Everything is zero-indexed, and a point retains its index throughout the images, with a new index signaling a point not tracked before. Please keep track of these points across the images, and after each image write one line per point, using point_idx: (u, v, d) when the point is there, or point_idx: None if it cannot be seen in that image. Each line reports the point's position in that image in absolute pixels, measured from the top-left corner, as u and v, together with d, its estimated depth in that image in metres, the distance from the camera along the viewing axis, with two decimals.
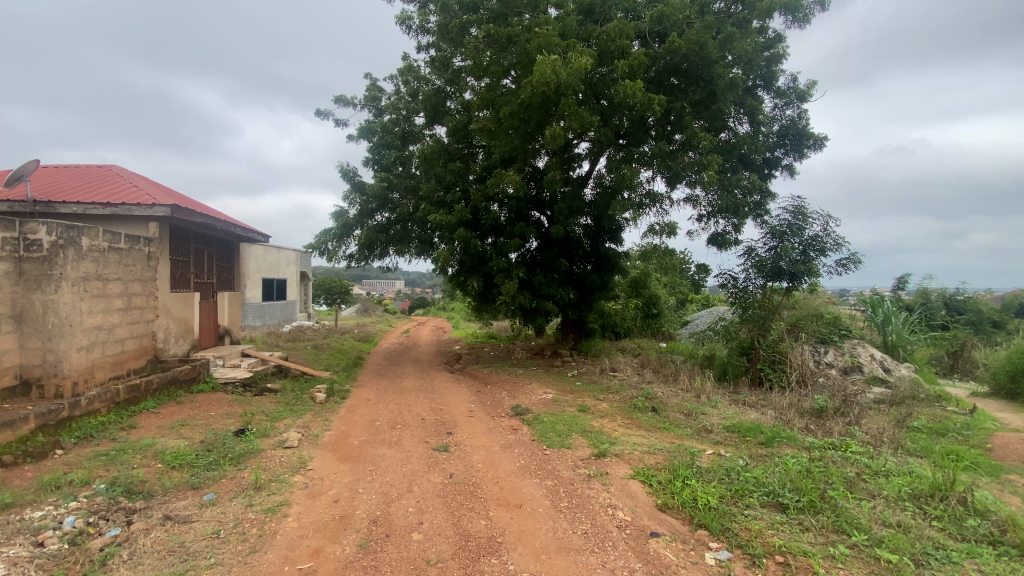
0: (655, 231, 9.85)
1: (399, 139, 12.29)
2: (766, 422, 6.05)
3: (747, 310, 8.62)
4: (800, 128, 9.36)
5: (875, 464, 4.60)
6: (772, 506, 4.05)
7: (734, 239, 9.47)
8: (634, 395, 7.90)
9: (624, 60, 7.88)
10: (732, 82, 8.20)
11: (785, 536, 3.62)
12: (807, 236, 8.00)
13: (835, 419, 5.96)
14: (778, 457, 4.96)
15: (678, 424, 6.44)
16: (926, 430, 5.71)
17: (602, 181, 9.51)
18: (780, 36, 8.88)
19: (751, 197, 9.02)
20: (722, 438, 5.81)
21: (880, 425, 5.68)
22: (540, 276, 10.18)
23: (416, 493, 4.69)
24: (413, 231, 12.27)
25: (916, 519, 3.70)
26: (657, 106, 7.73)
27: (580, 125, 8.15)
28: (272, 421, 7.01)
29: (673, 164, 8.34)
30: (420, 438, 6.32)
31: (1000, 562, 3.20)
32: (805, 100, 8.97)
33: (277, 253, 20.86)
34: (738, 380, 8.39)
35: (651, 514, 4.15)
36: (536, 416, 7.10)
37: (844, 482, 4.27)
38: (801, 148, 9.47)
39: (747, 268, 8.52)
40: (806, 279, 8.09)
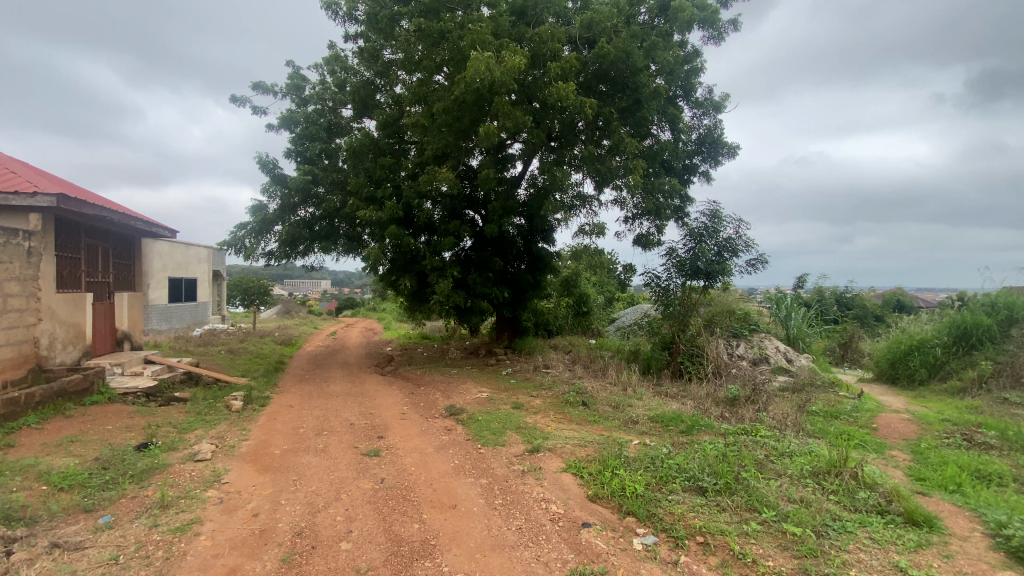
0: (585, 231, 10.14)
1: (324, 130, 11.75)
2: (686, 412, 6.44)
3: (669, 307, 9.14)
4: (716, 136, 10.02)
5: (781, 446, 5.02)
6: (693, 489, 4.31)
7: (658, 240, 9.97)
8: (565, 390, 8.09)
9: (556, 63, 8.03)
10: (656, 91, 8.62)
11: (705, 518, 3.86)
12: (721, 237, 8.62)
13: (746, 406, 6.46)
14: (697, 444, 5.29)
15: (607, 417, 6.69)
16: (823, 414, 6.35)
17: (536, 182, 9.64)
18: (698, 50, 9.46)
19: (673, 201, 9.53)
20: (648, 428, 6.11)
21: (784, 410, 6.22)
22: (474, 275, 10.12)
23: (345, 500, 4.49)
24: (340, 228, 11.76)
25: (816, 494, 4.08)
26: (586, 111, 7.96)
27: (513, 125, 8.22)
28: (182, 433, 6.42)
29: (602, 167, 8.62)
30: (349, 443, 6.07)
31: (887, 530, 3.59)
32: (720, 111, 9.65)
33: (187, 251, 19.17)
34: (661, 373, 8.86)
35: (583, 504, 4.27)
36: (471, 415, 7.06)
37: (755, 464, 4.62)
38: (717, 156, 10.15)
39: (668, 267, 9.04)
40: (720, 278, 8.71)
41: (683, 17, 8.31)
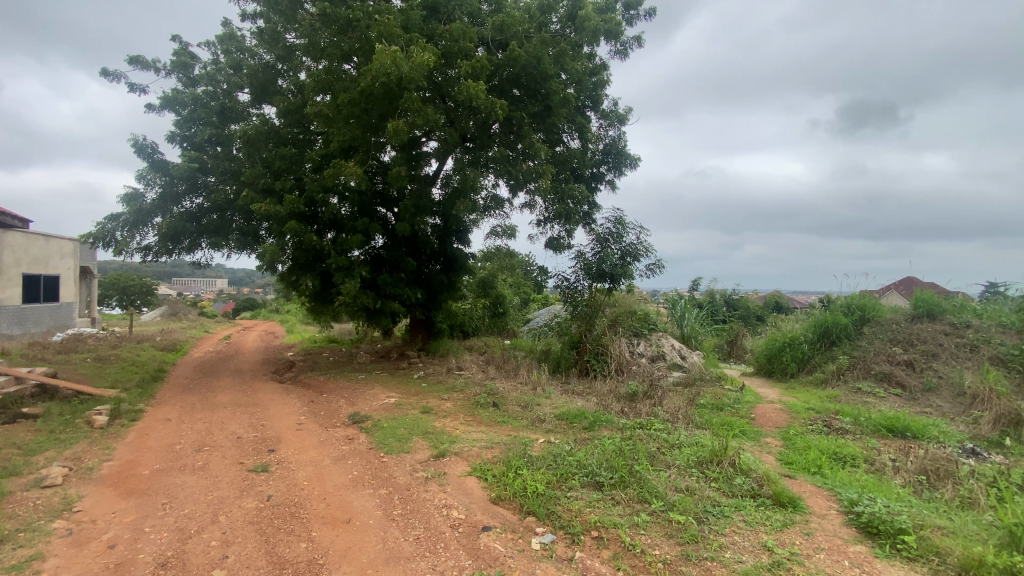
0: (497, 233, 10.17)
1: (216, 115, 10.71)
2: (590, 409, 6.66)
3: (577, 308, 9.44)
4: (620, 147, 10.52)
5: (671, 438, 5.33)
6: (591, 485, 4.44)
7: (568, 244, 10.24)
8: (476, 392, 8.04)
9: (468, 63, 7.97)
10: (564, 99, 8.84)
11: (600, 512, 3.98)
12: (625, 242, 9.06)
13: (644, 401, 6.81)
14: (598, 439, 5.47)
15: (516, 417, 6.73)
16: (710, 406, 6.86)
17: (449, 181, 9.49)
18: (605, 63, 9.87)
19: (582, 206, 9.85)
20: (554, 425, 6.24)
21: (677, 403, 6.65)
22: (384, 276, 9.72)
23: (223, 523, 4.06)
24: (234, 222, 10.76)
25: (699, 483, 4.36)
26: (498, 113, 7.96)
27: (424, 122, 8.01)
28: (27, 455, 5.47)
29: (513, 170, 8.66)
30: (234, 459, 5.53)
31: (759, 512, 3.90)
32: (624, 123, 10.14)
33: (47, 244, 16.59)
34: (570, 372, 9.12)
35: (484, 508, 4.22)
36: (376, 422, 6.76)
37: (648, 457, 4.86)
38: (621, 166, 10.62)
39: (577, 269, 9.32)
40: (623, 280, 9.17)
41: (590, 30, 8.64)
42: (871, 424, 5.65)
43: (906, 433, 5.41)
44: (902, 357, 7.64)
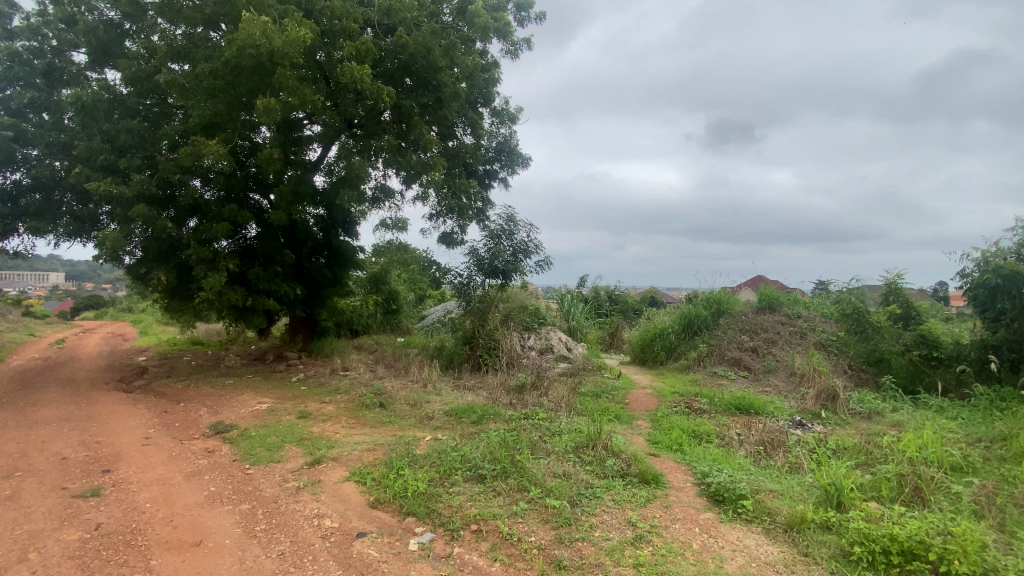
0: (387, 226, 9.78)
1: (41, 76, 8.96)
2: (479, 403, 6.67)
3: (469, 303, 9.42)
4: (512, 146, 10.57)
5: (553, 427, 5.42)
6: (473, 478, 4.34)
7: (460, 239, 10.16)
8: (362, 393, 7.66)
9: (351, 44, 7.52)
10: (456, 92, 8.74)
11: (480, 505, 3.91)
12: (516, 239, 9.22)
13: (531, 392, 6.98)
14: (484, 433, 5.46)
15: (402, 416, 6.52)
16: (590, 394, 7.24)
17: (333, 170, 8.90)
18: (496, 61, 9.96)
19: (475, 202, 9.82)
20: (441, 422, 6.15)
21: (561, 393, 6.92)
22: (257, 269, 8.85)
23: (33, 561, 3.38)
24: (65, 204, 9.09)
25: (575, 467, 4.36)
26: (384, 100, 7.63)
27: (300, 102, 7.40)
28: None
29: (401, 160, 8.34)
30: (54, 484, 4.65)
31: (627, 491, 3.91)
32: (515, 122, 10.31)
33: None
34: (462, 368, 9.07)
35: (361, 514, 4.01)
36: (243, 431, 6.13)
37: (529, 446, 4.82)
38: (513, 165, 10.67)
39: (470, 265, 9.31)
40: (515, 276, 9.32)
41: (480, 25, 8.60)
42: (724, 404, 6.35)
43: (751, 410, 6.16)
44: (749, 343, 8.73)
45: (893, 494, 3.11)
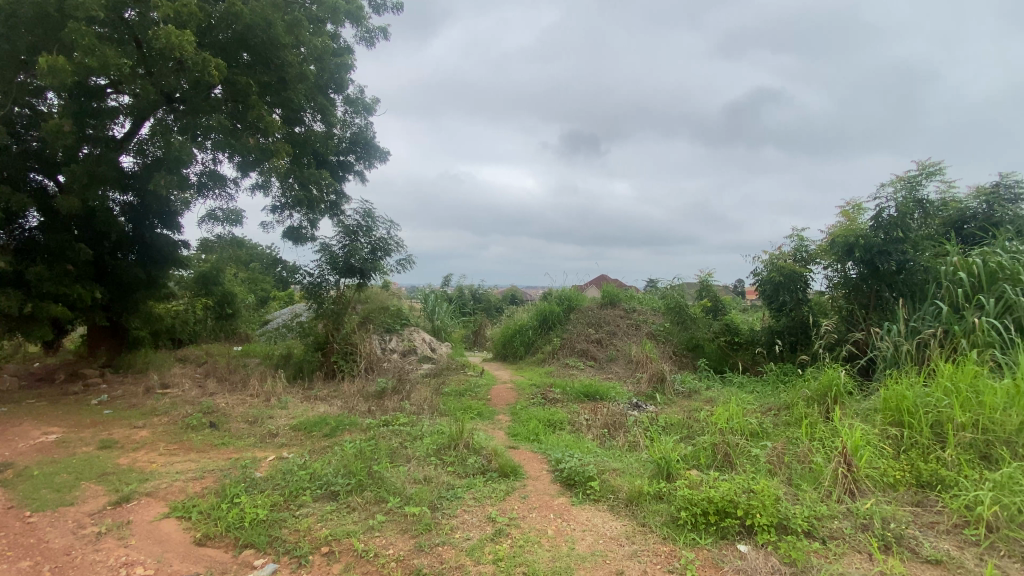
0: (216, 218, 8.56)
1: None
2: (332, 414, 6.19)
3: (321, 305, 8.69)
4: (368, 138, 9.94)
5: (414, 430, 5.17)
6: (325, 496, 3.97)
7: (310, 235, 9.34)
8: (188, 412, 6.59)
9: (169, 3, 6.39)
10: (303, 74, 8.00)
11: (333, 524, 3.55)
12: (375, 236, 8.74)
13: (391, 396, 6.68)
14: (338, 445, 5.05)
15: (240, 435, 5.75)
16: (452, 393, 7.20)
17: (146, 150, 7.51)
18: (350, 47, 9.35)
19: (327, 195, 9.09)
20: (288, 439, 5.56)
21: (423, 395, 6.75)
22: (38, 268, 7.08)
23: None
24: None
25: (436, 470, 4.18)
26: (214, 73, 6.66)
27: (99, 66, 6.08)
28: None
29: (236, 143, 7.37)
30: None
31: (488, 487, 3.83)
32: (371, 113, 9.81)
33: None
34: (313, 376, 8.39)
35: (185, 554, 3.40)
36: (17, 471, 4.83)
37: (389, 455, 4.53)
38: (371, 158, 10.04)
39: (321, 264, 8.59)
40: (374, 276, 8.82)
41: None
42: (574, 392, 6.82)
43: (597, 396, 6.71)
44: (595, 335, 9.54)
45: (710, 460, 3.58)
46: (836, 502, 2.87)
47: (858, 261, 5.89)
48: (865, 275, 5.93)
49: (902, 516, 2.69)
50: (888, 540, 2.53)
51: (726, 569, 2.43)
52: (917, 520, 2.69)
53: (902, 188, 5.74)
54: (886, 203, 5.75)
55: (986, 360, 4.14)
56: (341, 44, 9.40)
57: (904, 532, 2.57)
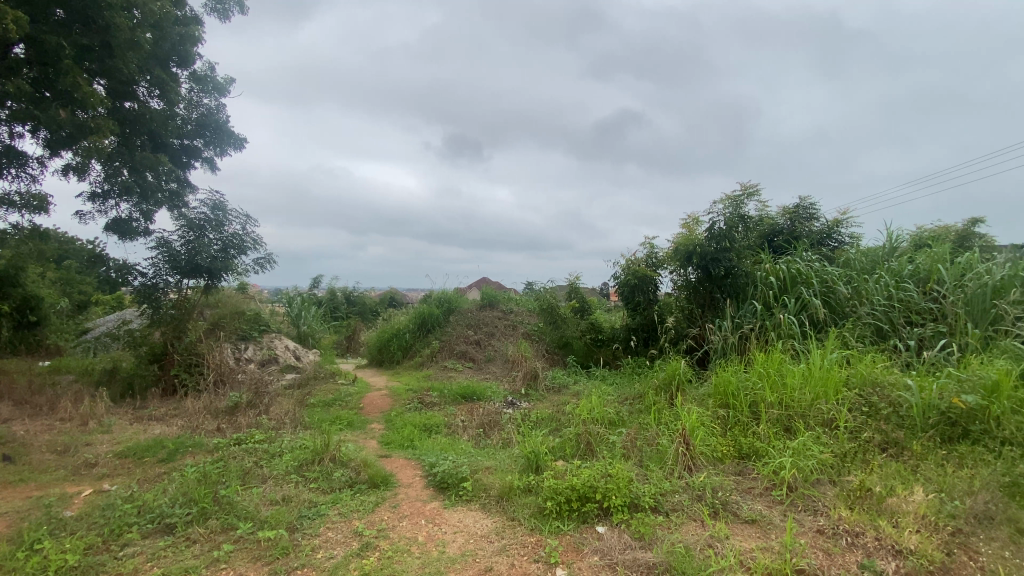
0: (10, 203, 6.93)
1: None
2: (171, 436, 5.37)
3: (157, 311, 7.50)
4: (220, 121, 8.85)
5: (272, 448, 4.70)
6: (159, 531, 3.41)
7: (144, 228, 8.02)
8: None
9: None
10: (134, 41, 6.79)
11: (167, 562, 3.05)
12: (226, 232, 7.76)
13: (247, 411, 6.01)
14: (176, 471, 4.39)
15: (43, 469, 4.70)
16: (319, 404, 6.70)
17: None
18: (198, 17, 8.25)
19: (166, 183, 7.89)
20: (110, 468, 4.69)
21: (285, 407, 6.18)
22: None
23: None
24: None
25: (297, 488, 3.84)
26: (10, 28, 5.33)
27: None
28: None
29: (41, 115, 6.05)
30: None
31: (354, 500, 3.62)
32: (223, 94, 8.76)
33: None
34: (147, 394, 7.20)
35: None
36: None
37: (240, 477, 4.05)
38: (223, 144, 8.97)
39: (157, 262, 7.41)
40: (225, 276, 7.83)
41: None
42: (451, 395, 6.80)
43: (474, 397, 6.77)
44: (473, 337, 9.64)
45: (574, 450, 3.82)
46: (677, 478, 3.25)
47: (696, 266, 6.69)
48: (701, 279, 6.75)
49: (728, 485, 3.13)
50: (716, 507, 2.92)
51: (586, 551, 2.60)
52: (739, 487, 3.15)
53: (729, 206, 6.70)
54: (718, 217, 6.67)
55: (788, 348, 5.01)
56: (187, 12, 8.23)
57: (729, 499, 2.99)
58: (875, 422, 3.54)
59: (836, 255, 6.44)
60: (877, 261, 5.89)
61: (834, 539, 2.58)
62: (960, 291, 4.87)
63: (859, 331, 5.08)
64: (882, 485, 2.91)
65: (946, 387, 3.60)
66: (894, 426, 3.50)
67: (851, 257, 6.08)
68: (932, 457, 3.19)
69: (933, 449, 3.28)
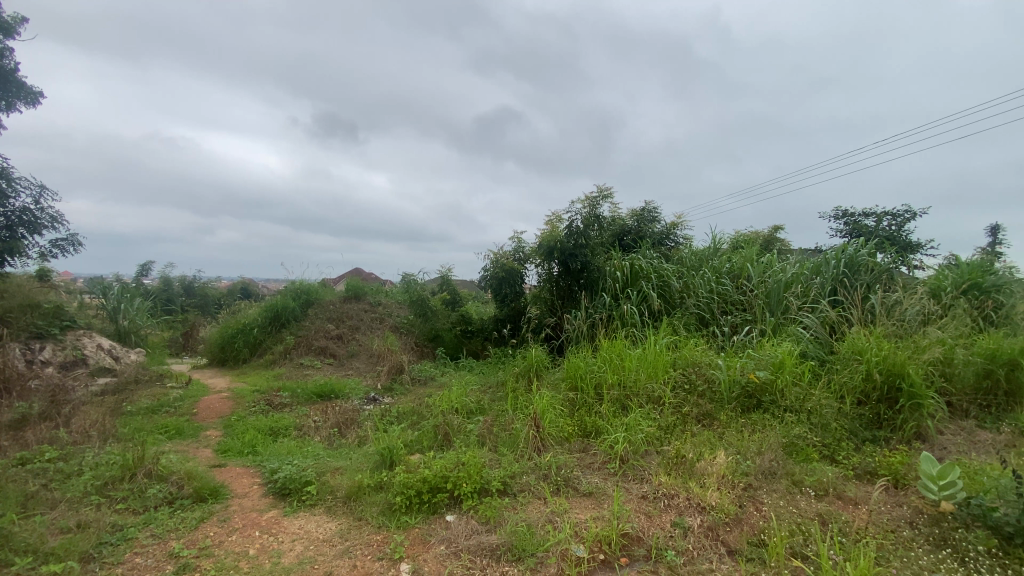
0: None
1: None
2: None
3: None
4: (6, 69, 7.09)
5: (68, 467, 3.92)
6: None
7: None
8: None
9: None
10: None
11: None
12: (13, 207, 6.26)
13: (37, 425, 4.92)
14: None
15: None
16: (140, 412, 5.76)
17: None
18: None
19: None
20: None
21: (92, 417, 5.19)
22: None
23: None
24: None
25: (98, 511, 3.23)
26: None
27: None
28: None
29: None
30: None
31: (173, 519, 3.17)
32: (10, 36, 7.04)
33: None
34: None
35: None
36: None
37: (17, 505, 3.29)
38: (10, 97, 7.22)
39: None
40: (12, 261, 6.35)
41: None
42: (305, 394, 6.34)
43: (331, 395, 6.40)
44: (335, 331, 9.09)
45: (430, 442, 3.82)
46: (526, 460, 3.43)
47: (557, 260, 7.09)
48: (562, 273, 7.16)
49: (571, 462, 3.37)
50: (559, 484, 3.13)
51: (432, 542, 2.60)
52: (580, 463, 3.42)
53: (587, 205, 7.22)
54: (576, 216, 7.15)
55: (630, 335, 5.58)
56: None
57: (571, 475, 3.22)
58: (693, 397, 4.09)
59: (673, 254, 7.30)
60: (704, 259, 6.81)
61: (654, 503, 2.93)
62: (762, 286, 5.85)
63: (686, 320, 5.83)
64: (694, 452, 3.37)
65: (747, 365, 4.29)
66: (707, 399, 4.08)
67: (684, 255, 6.94)
68: (733, 424, 3.79)
69: (735, 418, 3.89)
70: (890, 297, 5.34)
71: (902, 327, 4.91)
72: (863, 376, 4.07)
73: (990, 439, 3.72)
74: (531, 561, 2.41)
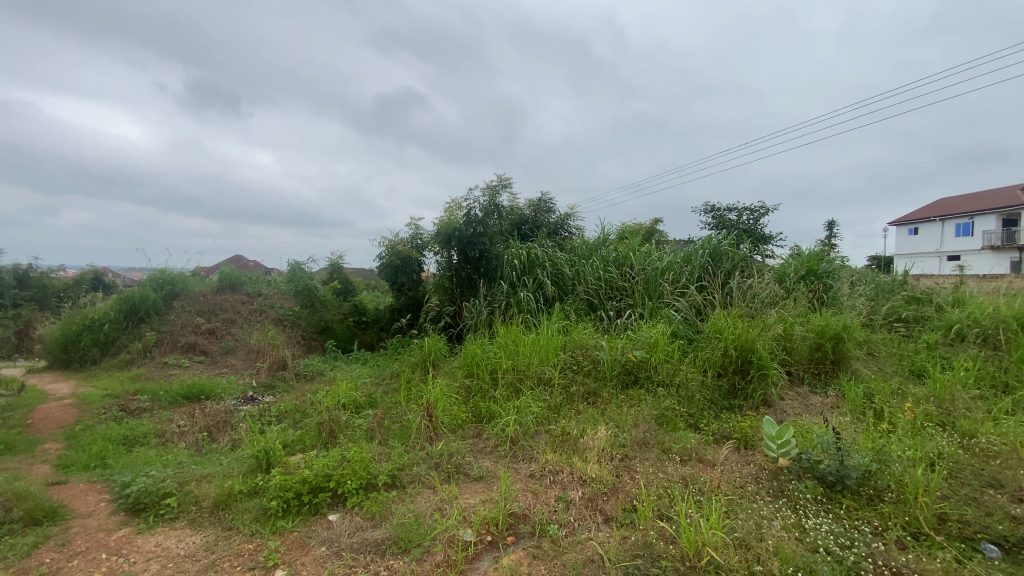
0: None
1: None
2: None
3: None
4: None
5: None
6: None
7: None
8: None
9: None
10: None
11: None
12: None
13: None
14: None
15: None
16: None
17: None
18: None
19: None
20: None
21: None
22: None
23: None
24: None
25: None
26: None
27: None
28: None
29: None
30: None
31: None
32: None
33: None
34: None
35: None
36: None
37: None
38: None
39: None
40: None
41: None
42: (170, 396, 5.68)
43: (201, 396, 5.81)
44: (206, 326, 8.24)
45: (313, 441, 3.63)
46: (417, 450, 3.39)
47: (455, 249, 7.04)
48: (460, 261, 7.14)
49: (463, 449, 3.40)
50: (449, 471, 3.14)
51: (312, 544, 2.48)
52: (472, 449, 3.46)
53: (486, 194, 7.25)
54: (475, 204, 7.16)
55: (523, 322, 5.73)
56: None
57: (462, 461, 3.24)
58: (579, 377, 4.32)
59: (566, 243, 7.61)
60: (593, 249, 7.19)
61: (541, 480, 3.07)
62: (643, 273, 6.33)
63: (576, 306, 6.12)
64: (578, 429, 3.57)
65: (626, 346, 4.64)
66: (591, 379, 4.34)
67: (576, 245, 7.28)
68: (614, 400, 4.08)
69: (616, 395, 4.19)
70: (745, 283, 6.08)
71: (753, 309, 5.62)
72: (722, 351, 4.60)
73: (819, 402, 4.40)
74: (417, 550, 2.39)
